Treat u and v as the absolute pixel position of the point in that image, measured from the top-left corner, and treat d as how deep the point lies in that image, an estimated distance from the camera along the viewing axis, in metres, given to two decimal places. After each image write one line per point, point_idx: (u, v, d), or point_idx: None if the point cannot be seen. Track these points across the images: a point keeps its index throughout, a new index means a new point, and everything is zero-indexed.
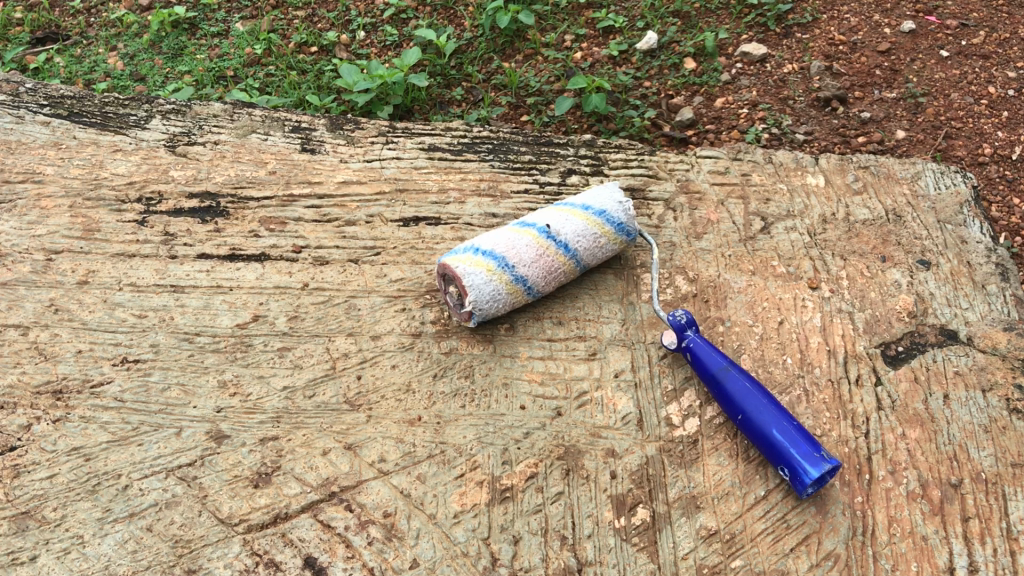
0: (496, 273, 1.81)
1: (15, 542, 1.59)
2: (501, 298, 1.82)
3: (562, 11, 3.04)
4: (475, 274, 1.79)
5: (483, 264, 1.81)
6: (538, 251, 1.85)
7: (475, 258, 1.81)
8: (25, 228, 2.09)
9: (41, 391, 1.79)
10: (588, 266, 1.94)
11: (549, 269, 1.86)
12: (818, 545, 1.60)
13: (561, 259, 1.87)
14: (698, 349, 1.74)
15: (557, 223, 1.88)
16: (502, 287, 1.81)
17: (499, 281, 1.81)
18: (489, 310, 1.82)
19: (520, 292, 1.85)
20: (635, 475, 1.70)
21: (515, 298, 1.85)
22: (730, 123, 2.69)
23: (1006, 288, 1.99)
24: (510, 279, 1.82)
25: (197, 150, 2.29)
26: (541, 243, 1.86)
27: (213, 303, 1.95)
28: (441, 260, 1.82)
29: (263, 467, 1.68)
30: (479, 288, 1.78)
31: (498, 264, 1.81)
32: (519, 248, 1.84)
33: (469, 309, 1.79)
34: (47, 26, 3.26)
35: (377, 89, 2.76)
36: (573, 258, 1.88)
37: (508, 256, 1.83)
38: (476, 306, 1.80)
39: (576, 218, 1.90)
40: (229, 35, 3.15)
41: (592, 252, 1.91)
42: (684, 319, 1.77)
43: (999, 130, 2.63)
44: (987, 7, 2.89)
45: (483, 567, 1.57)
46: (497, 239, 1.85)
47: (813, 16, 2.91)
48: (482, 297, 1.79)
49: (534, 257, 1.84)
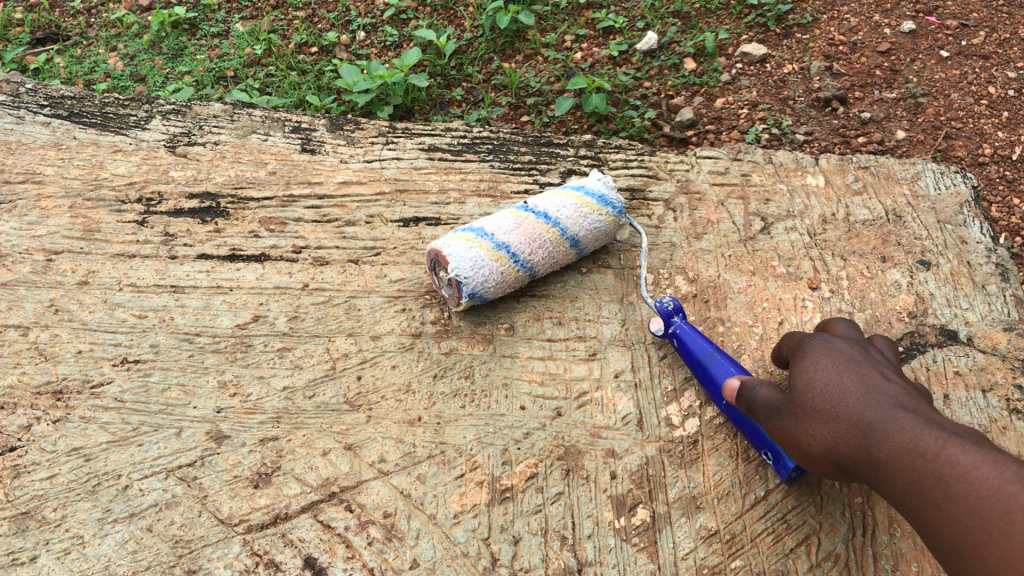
0: (476, 241, 1.83)
1: (15, 543, 1.59)
2: (485, 266, 1.81)
3: (561, 11, 3.04)
4: (455, 243, 1.81)
5: (463, 236, 1.84)
6: (518, 223, 1.89)
7: (456, 234, 1.85)
8: (25, 228, 2.09)
9: (42, 391, 1.79)
10: (579, 239, 1.93)
11: (532, 237, 1.87)
12: (818, 545, 1.60)
13: (543, 228, 1.89)
14: (684, 335, 1.75)
15: (535, 201, 1.95)
16: (483, 253, 1.81)
17: (479, 247, 1.82)
18: (475, 278, 1.80)
19: (505, 260, 1.84)
20: (635, 475, 1.70)
21: (502, 267, 1.83)
22: (730, 123, 2.69)
23: (1006, 288, 1.99)
24: (491, 245, 1.83)
25: (198, 150, 2.29)
26: (521, 216, 1.90)
27: (213, 303, 1.95)
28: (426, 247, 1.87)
29: (263, 467, 1.68)
30: (459, 253, 1.79)
31: (477, 234, 1.84)
32: (499, 222, 1.88)
33: (452, 275, 1.79)
34: (47, 27, 3.26)
35: (377, 89, 2.76)
36: (556, 225, 1.89)
37: (487, 229, 1.86)
38: (458, 272, 1.79)
39: (554, 195, 1.96)
40: (230, 35, 3.15)
41: (578, 222, 1.91)
42: (671, 306, 1.79)
43: (999, 130, 2.63)
44: (987, 7, 2.89)
45: (483, 567, 1.57)
46: (478, 221, 1.91)
47: (812, 15, 2.91)
48: (463, 262, 1.79)
49: (514, 227, 1.87)
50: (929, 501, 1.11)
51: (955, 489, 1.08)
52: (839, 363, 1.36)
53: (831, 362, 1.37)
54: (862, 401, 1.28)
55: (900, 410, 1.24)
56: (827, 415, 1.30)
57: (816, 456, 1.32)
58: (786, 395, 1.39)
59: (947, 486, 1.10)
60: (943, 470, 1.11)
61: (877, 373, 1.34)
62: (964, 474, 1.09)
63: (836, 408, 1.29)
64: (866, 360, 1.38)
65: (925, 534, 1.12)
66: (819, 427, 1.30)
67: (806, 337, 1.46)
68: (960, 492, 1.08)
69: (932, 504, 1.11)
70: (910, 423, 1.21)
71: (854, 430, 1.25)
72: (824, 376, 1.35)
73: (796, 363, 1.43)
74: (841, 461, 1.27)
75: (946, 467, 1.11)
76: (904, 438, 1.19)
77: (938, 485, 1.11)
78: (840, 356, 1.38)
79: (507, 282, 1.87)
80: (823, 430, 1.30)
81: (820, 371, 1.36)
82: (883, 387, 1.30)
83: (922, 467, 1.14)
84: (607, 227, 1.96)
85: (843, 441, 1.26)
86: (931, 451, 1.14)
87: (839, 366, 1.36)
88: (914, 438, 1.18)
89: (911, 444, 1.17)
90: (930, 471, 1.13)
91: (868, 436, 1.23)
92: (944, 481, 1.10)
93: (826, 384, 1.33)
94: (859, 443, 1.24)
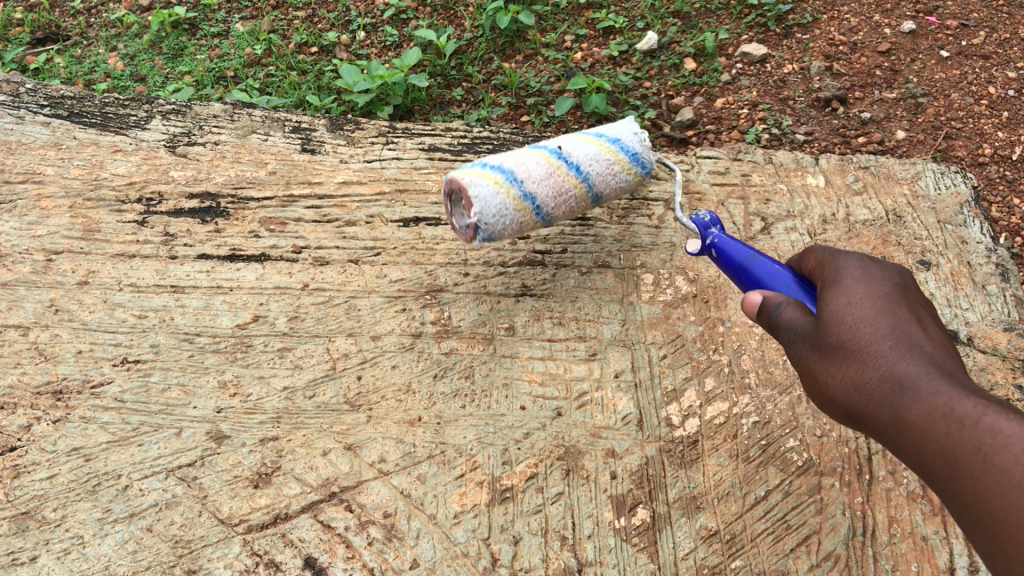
0: (504, 186, 1.79)
1: (16, 543, 1.59)
2: (508, 214, 1.79)
3: (562, 11, 3.04)
4: (482, 185, 1.77)
5: (491, 177, 1.79)
6: (548, 170, 1.84)
7: (483, 172, 1.80)
8: (25, 228, 2.09)
9: (42, 391, 1.79)
10: (602, 194, 1.92)
11: (559, 190, 1.84)
12: (818, 545, 1.60)
13: (572, 181, 1.85)
14: (722, 244, 1.59)
15: (570, 146, 1.88)
16: (509, 201, 1.78)
17: (506, 194, 1.78)
18: (495, 225, 1.79)
19: (528, 210, 1.82)
20: (635, 475, 1.70)
21: (523, 216, 1.82)
22: (730, 123, 2.69)
23: (1005, 288, 1.99)
24: (518, 193, 1.79)
25: (198, 150, 2.29)
26: (552, 162, 1.85)
27: (213, 303, 1.95)
28: (449, 174, 1.81)
29: (263, 467, 1.68)
30: (485, 199, 1.76)
31: (506, 178, 1.79)
32: (529, 165, 1.83)
33: (475, 220, 1.76)
34: (47, 27, 3.26)
35: (377, 89, 2.77)
36: (586, 181, 1.86)
37: (518, 173, 1.81)
38: (481, 217, 1.76)
39: (589, 144, 1.90)
40: (230, 35, 3.15)
41: (605, 179, 1.89)
42: (708, 219, 1.66)
43: (999, 130, 2.63)
44: (987, 7, 2.89)
45: (483, 567, 1.57)
46: (508, 157, 1.85)
47: (812, 15, 2.91)
48: (487, 209, 1.76)
49: (544, 175, 1.83)
50: (965, 474, 0.97)
51: (995, 460, 0.94)
52: (875, 300, 1.18)
53: (866, 296, 1.19)
54: (895, 352, 1.11)
55: (938, 369, 1.07)
56: (854, 361, 1.14)
57: (840, 409, 1.17)
58: (812, 326, 1.23)
59: (986, 456, 0.95)
60: (982, 440, 0.96)
61: (916, 320, 1.16)
62: (1005, 444, 0.93)
63: (866, 357, 1.13)
64: (903, 298, 1.20)
65: (962, 512, 0.98)
66: (845, 377, 1.14)
67: (836, 264, 1.28)
68: (1001, 466, 0.93)
69: (968, 477, 0.96)
70: (947, 383, 1.05)
71: (882, 386, 1.10)
72: (856, 312, 1.18)
73: (825, 293, 1.25)
74: (867, 419, 1.12)
75: (986, 436, 0.96)
76: (938, 400, 1.03)
77: (974, 457, 0.96)
78: (875, 288, 1.20)
79: (524, 230, 1.86)
80: (847, 381, 1.14)
81: (852, 305, 1.19)
82: (920, 337, 1.13)
83: (957, 434, 0.99)
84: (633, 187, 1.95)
85: (868, 392, 1.11)
86: (968, 416, 0.99)
87: (873, 303, 1.18)
88: (950, 400, 1.02)
89: (944, 407, 1.02)
90: (967, 440, 0.97)
91: (898, 393, 1.08)
92: (983, 451, 0.95)
93: (856, 323, 1.16)
94: (888, 400, 1.08)
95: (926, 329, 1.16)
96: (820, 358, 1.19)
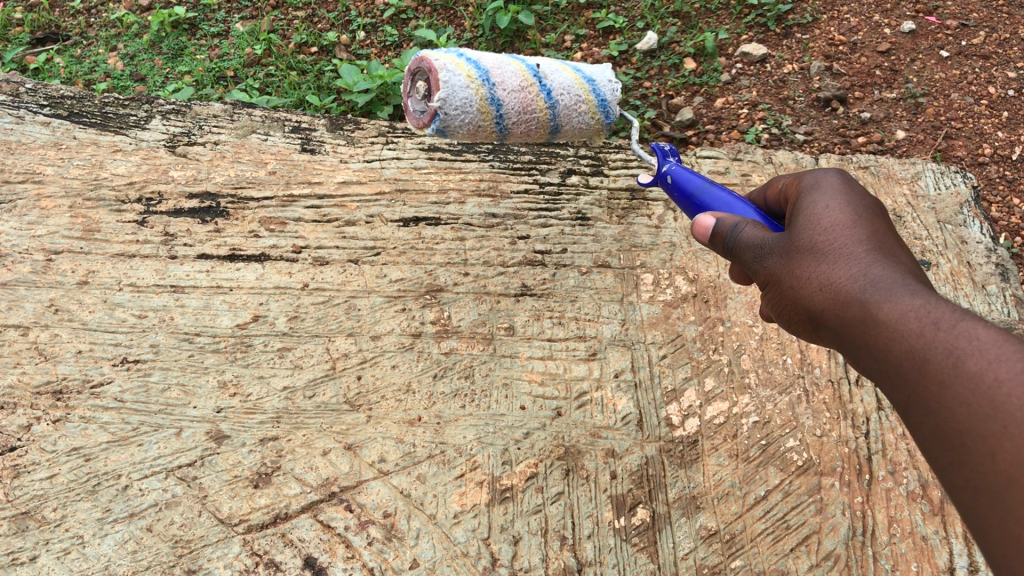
0: (476, 82, 2.10)
1: (15, 542, 1.58)
2: (470, 110, 2.15)
3: (561, 11, 3.04)
4: (457, 77, 2.11)
5: (468, 71, 2.11)
6: (522, 83, 2.15)
7: (462, 64, 2.12)
8: (25, 228, 2.09)
9: (42, 391, 1.79)
10: (562, 126, 2.26)
11: (526, 106, 2.17)
12: (818, 545, 1.60)
13: (540, 103, 2.18)
14: (678, 173, 1.51)
15: (547, 70, 2.19)
16: (475, 99, 2.13)
17: (476, 93, 2.13)
18: (454, 116, 2.16)
19: (491, 113, 2.16)
20: (635, 475, 1.70)
21: (484, 118, 2.17)
22: (730, 123, 2.69)
23: (1005, 288, 2.00)
24: (487, 96, 2.14)
25: (198, 150, 2.29)
26: (527, 77, 2.16)
27: (213, 303, 1.95)
28: (431, 55, 2.13)
29: (263, 467, 1.68)
30: (454, 88, 2.10)
31: (481, 76, 2.11)
32: (505, 72, 2.13)
33: (439, 105, 2.12)
34: (47, 27, 3.26)
35: (377, 89, 2.77)
36: (553, 108, 2.19)
37: (493, 75, 2.12)
38: (444, 104, 2.12)
39: (566, 74, 2.20)
40: (229, 35, 3.15)
41: (568, 112, 2.21)
42: (668, 148, 1.57)
43: (999, 130, 2.63)
44: (987, 7, 2.89)
45: (483, 567, 1.57)
46: (489, 58, 2.16)
47: (813, 15, 2.90)
48: (453, 99, 2.12)
49: (516, 86, 2.14)
50: (932, 376, 0.89)
51: (965, 363, 0.86)
52: (855, 210, 1.13)
53: (845, 205, 1.14)
54: (871, 257, 1.06)
55: (914, 279, 1.02)
56: (829, 262, 1.08)
57: (804, 311, 1.10)
58: (784, 233, 1.17)
59: (957, 358, 0.87)
60: (953, 341, 0.89)
61: (894, 237, 1.11)
62: (978, 348, 0.86)
63: (840, 257, 1.07)
64: (883, 217, 1.15)
65: (925, 420, 0.90)
66: (815, 275, 1.09)
67: (814, 174, 1.23)
68: (972, 369, 0.85)
69: (935, 380, 0.89)
70: (923, 289, 0.99)
71: (854, 286, 1.04)
72: (834, 217, 1.12)
73: (801, 200, 1.20)
74: (832, 322, 1.06)
75: (959, 339, 0.89)
76: (913, 302, 0.96)
77: (942, 358, 0.89)
78: (856, 200, 1.15)
79: (480, 133, 2.24)
80: (818, 281, 1.08)
81: (830, 211, 1.14)
82: (899, 252, 1.08)
83: (930, 334, 0.92)
84: (591, 130, 2.29)
85: (837, 292, 1.05)
86: (944, 318, 0.92)
87: (853, 212, 1.13)
88: (924, 303, 0.95)
89: (919, 309, 0.95)
90: (940, 341, 0.90)
91: (868, 292, 1.02)
92: (952, 353, 0.88)
93: (833, 227, 1.11)
94: (858, 299, 1.02)
95: (904, 247, 1.11)
96: (791, 259, 1.13)
